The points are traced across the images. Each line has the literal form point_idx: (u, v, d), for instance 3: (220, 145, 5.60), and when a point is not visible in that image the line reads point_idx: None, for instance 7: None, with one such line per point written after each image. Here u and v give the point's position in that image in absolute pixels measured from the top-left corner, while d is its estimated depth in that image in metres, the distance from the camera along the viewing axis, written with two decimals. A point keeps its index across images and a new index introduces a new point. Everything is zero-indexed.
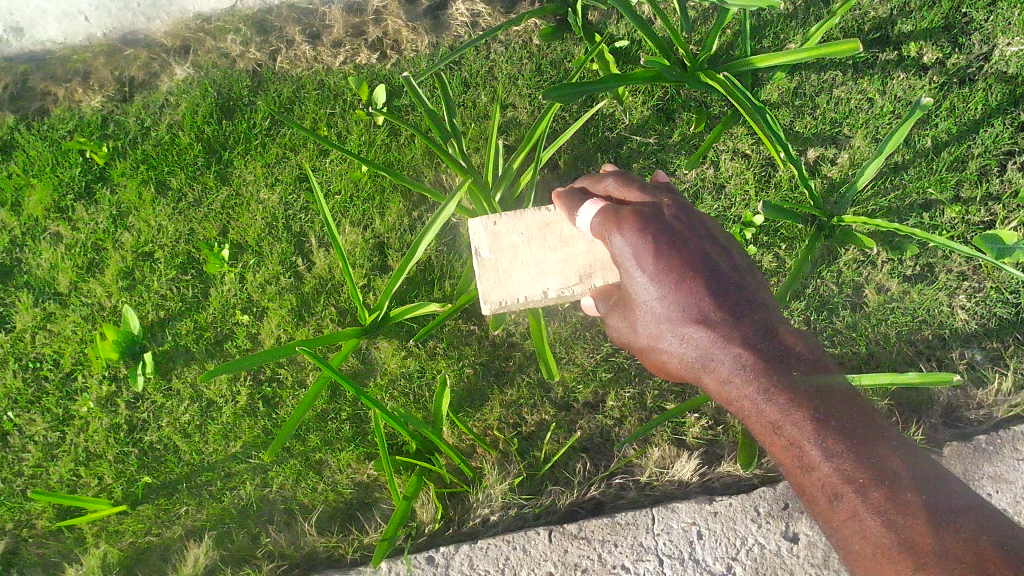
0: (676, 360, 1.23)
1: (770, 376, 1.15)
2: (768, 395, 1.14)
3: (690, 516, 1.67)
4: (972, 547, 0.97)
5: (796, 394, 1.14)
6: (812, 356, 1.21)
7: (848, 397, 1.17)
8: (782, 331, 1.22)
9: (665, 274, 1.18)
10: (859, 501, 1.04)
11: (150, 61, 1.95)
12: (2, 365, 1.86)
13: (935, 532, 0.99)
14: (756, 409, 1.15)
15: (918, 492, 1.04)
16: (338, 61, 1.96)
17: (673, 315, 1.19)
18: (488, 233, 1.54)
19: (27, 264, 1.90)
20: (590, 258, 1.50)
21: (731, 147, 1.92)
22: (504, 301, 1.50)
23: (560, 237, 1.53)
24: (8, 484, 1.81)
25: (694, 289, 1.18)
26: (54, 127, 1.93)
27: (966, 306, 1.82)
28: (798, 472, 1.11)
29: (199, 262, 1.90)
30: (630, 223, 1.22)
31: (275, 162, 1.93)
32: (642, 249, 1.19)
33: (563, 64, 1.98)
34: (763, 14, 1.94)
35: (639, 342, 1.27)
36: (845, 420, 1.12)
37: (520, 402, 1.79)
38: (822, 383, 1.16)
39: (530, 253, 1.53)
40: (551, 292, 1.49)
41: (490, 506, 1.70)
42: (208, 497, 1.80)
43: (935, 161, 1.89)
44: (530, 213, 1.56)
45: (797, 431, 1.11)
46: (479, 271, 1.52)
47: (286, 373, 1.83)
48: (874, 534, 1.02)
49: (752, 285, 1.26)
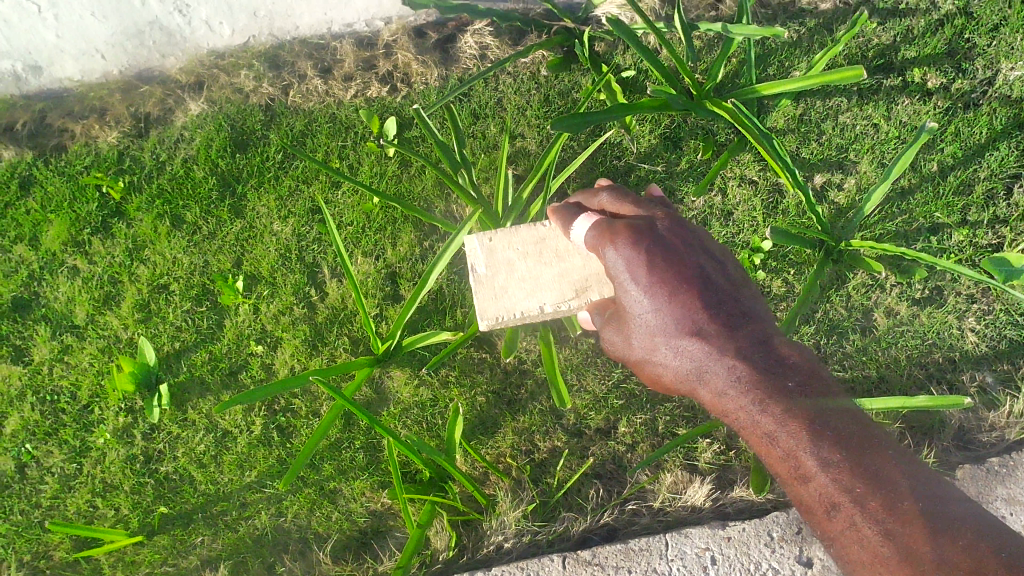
0: (672, 373, 1.23)
1: (765, 387, 1.17)
2: (764, 406, 1.15)
3: (703, 541, 1.67)
4: (971, 553, 0.97)
5: (792, 405, 1.14)
6: (810, 367, 1.22)
7: (845, 407, 1.18)
8: (779, 342, 1.22)
9: (658, 286, 1.19)
10: (856, 511, 1.04)
11: (165, 97, 1.97)
12: (20, 399, 1.88)
13: (933, 540, 0.99)
14: (753, 420, 1.16)
15: (915, 500, 1.04)
16: (349, 94, 1.99)
17: (667, 328, 1.19)
18: (485, 250, 1.61)
19: (44, 298, 1.92)
20: (584, 273, 1.58)
21: (738, 174, 1.93)
22: (501, 317, 1.58)
23: (554, 252, 1.60)
24: (26, 515, 1.83)
25: (688, 302, 1.19)
26: (71, 163, 1.96)
27: (975, 328, 1.82)
28: (796, 482, 1.11)
29: (214, 294, 1.93)
30: (623, 236, 1.23)
31: (288, 195, 1.95)
32: (635, 262, 1.20)
33: (571, 95, 2.01)
34: (768, 43, 1.96)
35: (635, 355, 1.27)
36: (841, 430, 1.13)
37: (532, 429, 1.80)
38: (817, 393, 1.17)
39: (526, 268, 1.60)
40: (546, 307, 1.58)
41: (504, 533, 1.71)
42: (224, 527, 1.82)
43: (942, 185, 1.90)
44: (524, 229, 1.62)
45: (793, 442, 1.12)
46: (476, 288, 1.59)
47: (301, 403, 1.85)
48: (873, 543, 1.02)
49: (746, 297, 1.27)
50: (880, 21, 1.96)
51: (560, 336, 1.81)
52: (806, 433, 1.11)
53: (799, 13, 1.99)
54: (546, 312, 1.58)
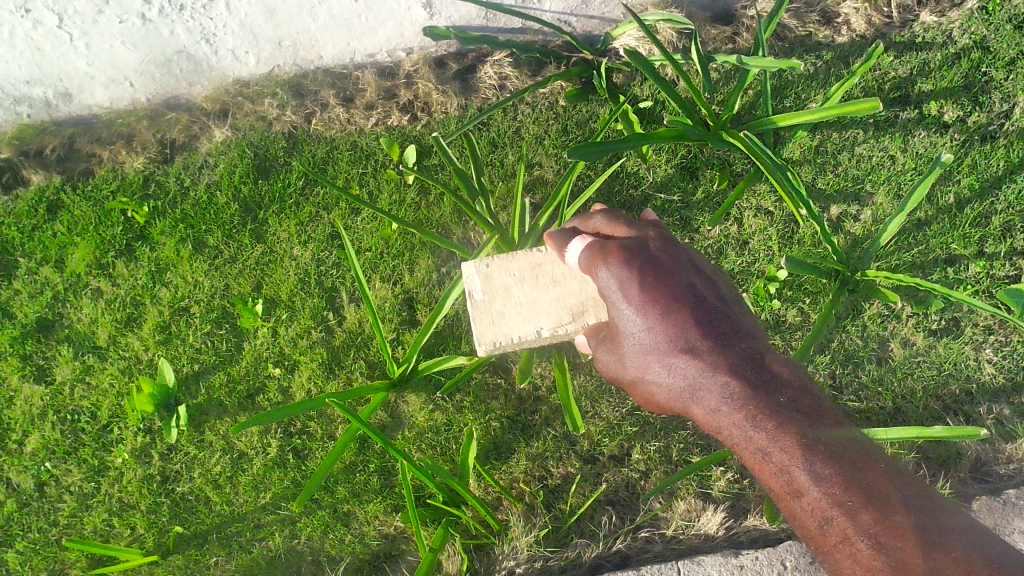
0: (664, 392, 1.25)
1: (757, 403, 1.18)
2: (756, 422, 1.16)
3: (716, 569, 1.66)
4: (961, 564, 0.99)
5: (783, 420, 1.16)
6: (801, 381, 1.23)
7: (834, 421, 1.20)
8: (770, 359, 1.24)
9: (649, 304, 1.22)
10: (849, 524, 1.07)
11: (191, 124, 2.01)
12: (41, 417, 1.91)
13: (924, 551, 1.02)
14: (745, 436, 1.17)
15: (907, 512, 1.07)
16: (371, 123, 2.03)
17: (660, 346, 1.22)
18: (482, 276, 1.64)
19: (68, 319, 1.96)
20: (582, 297, 1.58)
21: (754, 205, 1.94)
22: (497, 341, 1.59)
23: (551, 277, 1.61)
24: (44, 533, 1.86)
25: (679, 319, 1.22)
26: (97, 188, 2.00)
27: (992, 360, 1.81)
28: (788, 498, 1.13)
29: (233, 317, 1.95)
30: (615, 257, 1.27)
31: (308, 221, 1.98)
32: (627, 281, 1.23)
33: (588, 124, 2.03)
34: (785, 75, 1.98)
35: (628, 375, 1.29)
36: (832, 445, 1.14)
37: (546, 455, 1.80)
38: (808, 408, 1.19)
39: (523, 293, 1.62)
40: (543, 330, 1.58)
41: (516, 558, 1.71)
42: (237, 548, 1.83)
43: (958, 217, 1.91)
44: (522, 255, 1.65)
45: (786, 457, 1.13)
46: (474, 313, 1.62)
47: (316, 426, 1.85)
48: (866, 557, 1.04)
49: (737, 314, 1.29)
50: (897, 54, 1.97)
51: (575, 362, 1.81)
52: (798, 447, 1.13)
53: (815, 45, 2.00)
54: (542, 335, 1.58)
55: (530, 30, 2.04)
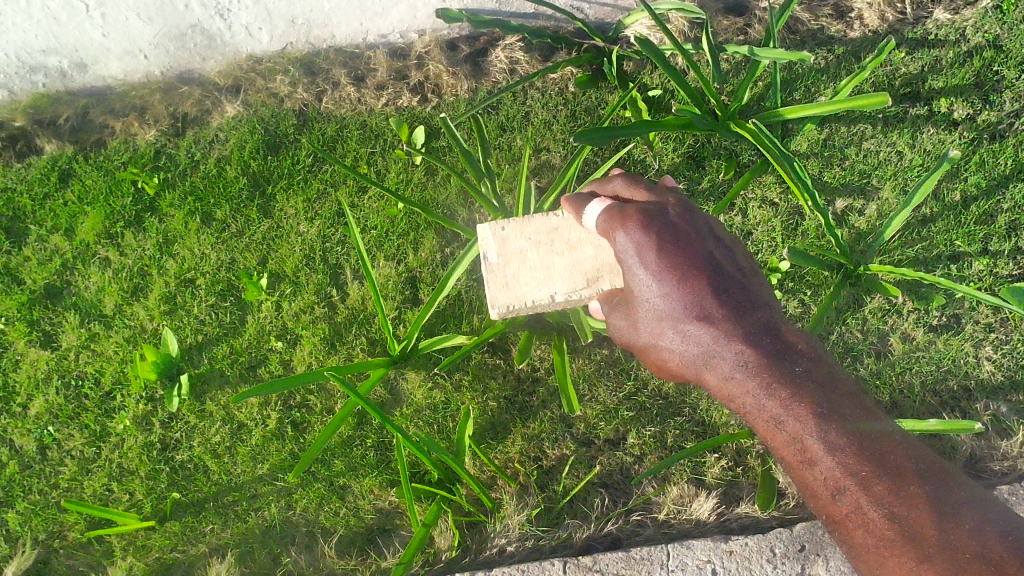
0: (677, 358, 1.27)
1: (769, 372, 1.19)
2: (769, 390, 1.18)
3: (705, 554, 1.67)
4: (977, 538, 1.02)
5: (798, 390, 1.17)
6: (816, 353, 1.24)
7: (850, 392, 1.19)
8: (784, 329, 1.25)
9: (666, 270, 1.24)
10: (862, 494, 1.08)
11: (203, 98, 2.03)
12: (46, 382, 1.93)
13: (939, 524, 1.04)
14: (758, 404, 1.19)
15: (921, 484, 1.09)
16: (382, 103, 2.04)
17: (675, 313, 1.24)
18: (497, 239, 1.64)
19: (75, 286, 1.98)
20: (597, 263, 1.59)
21: (759, 195, 1.94)
22: (511, 305, 1.59)
23: (567, 242, 1.62)
24: (44, 496, 1.88)
25: (696, 286, 1.23)
26: (110, 158, 2.02)
27: (992, 357, 1.82)
28: (801, 466, 1.15)
29: (239, 290, 1.97)
30: (634, 221, 1.27)
31: (315, 198, 2.00)
32: (644, 246, 1.24)
33: (597, 111, 2.04)
34: (795, 68, 1.98)
35: (641, 340, 1.32)
36: (846, 415, 1.15)
37: (542, 436, 1.81)
38: (823, 377, 1.20)
39: (538, 258, 1.62)
40: (557, 295, 1.58)
41: (507, 536, 1.73)
42: (233, 517, 1.85)
43: (964, 215, 1.90)
44: (538, 219, 1.65)
45: (800, 425, 1.15)
46: (488, 277, 1.62)
47: (316, 400, 1.88)
48: (879, 527, 1.06)
49: (754, 283, 1.29)
50: (909, 51, 1.96)
51: (574, 345, 1.82)
52: (811, 417, 1.15)
53: (827, 39, 2.00)
54: (557, 298, 1.58)
55: (543, 16, 2.06)
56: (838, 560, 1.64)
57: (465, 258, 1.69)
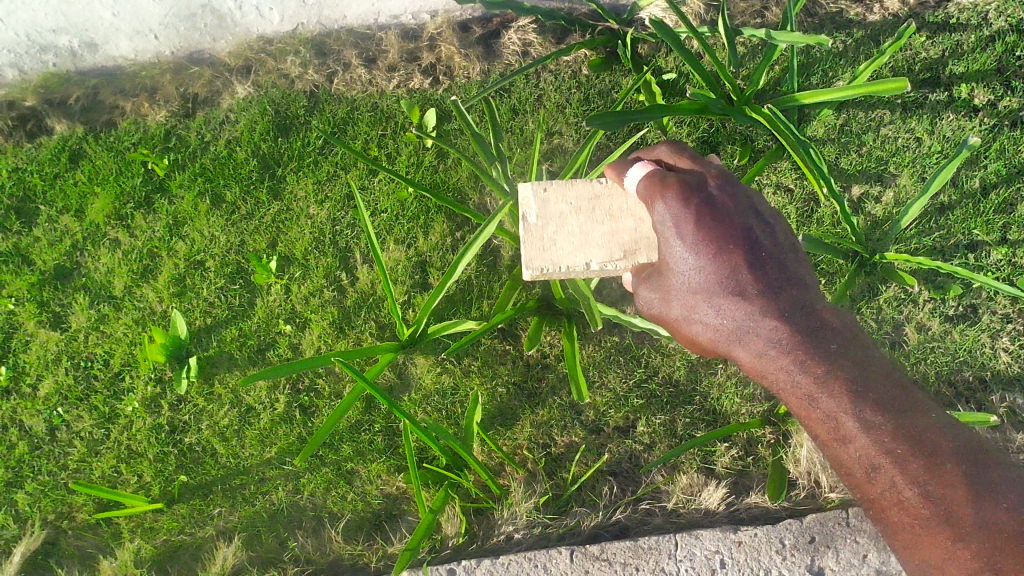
0: (710, 333, 1.23)
1: (807, 347, 1.17)
2: (805, 367, 1.17)
3: (714, 544, 1.67)
4: (1009, 519, 1.06)
5: (834, 367, 1.16)
6: (851, 329, 1.22)
7: (882, 368, 1.19)
8: (821, 307, 1.22)
9: (703, 244, 1.20)
10: (896, 472, 1.10)
11: (213, 79, 2.02)
12: (55, 363, 1.93)
13: (975, 502, 1.07)
14: (793, 381, 1.17)
15: (956, 463, 1.10)
16: (393, 84, 2.02)
17: (711, 287, 1.20)
18: (537, 200, 1.53)
19: (86, 267, 1.97)
20: (638, 236, 1.48)
21: (774, 181, 1.91)
22: (544, 269, 1.49)
23: (608, 211, 1.51)
24: (53, 477, 1.88)
25: (733, 260, 1.20)
26: (120, 139, 2.02)
27: (1009, 348, 1.78)
28: (834, 442, 1.15)
29: (248, 273, 1.96)
30: (673, 191, 1.24)
31: (326, 179, 1.99)
32: (682, 220, 1.22)
33: (611, 95, 2.01)
34: (813, 52, 1.95)
35: (671, 314, 1.27)
36: (880, 392, 1.15)
37: (551, 423, 1.80)
38: (857, 353, 1.20)
39: (577, 224, 1.51)
40: (592, 265, 1.48)
41: (515, 523, 1.73)
42: (241, 500, 1.85)
43: (983, 203, 1.87)
44: (581, 183, 1.54)
45: (834, 403, 1.15)
46: (524, 237, 1.51)
47: (324, 383, 1.87)
48: (913, 505, 1.09)
49: (792, 260, 1.25)
50: (930, 35, 1.92)
51: (584, 332, 1.81)
52: (847, 395, 1.15)
53: (846, 23, 1.96)
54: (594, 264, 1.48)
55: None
56: (848, 551, 1.64)
57: (477, 245, 1.60)
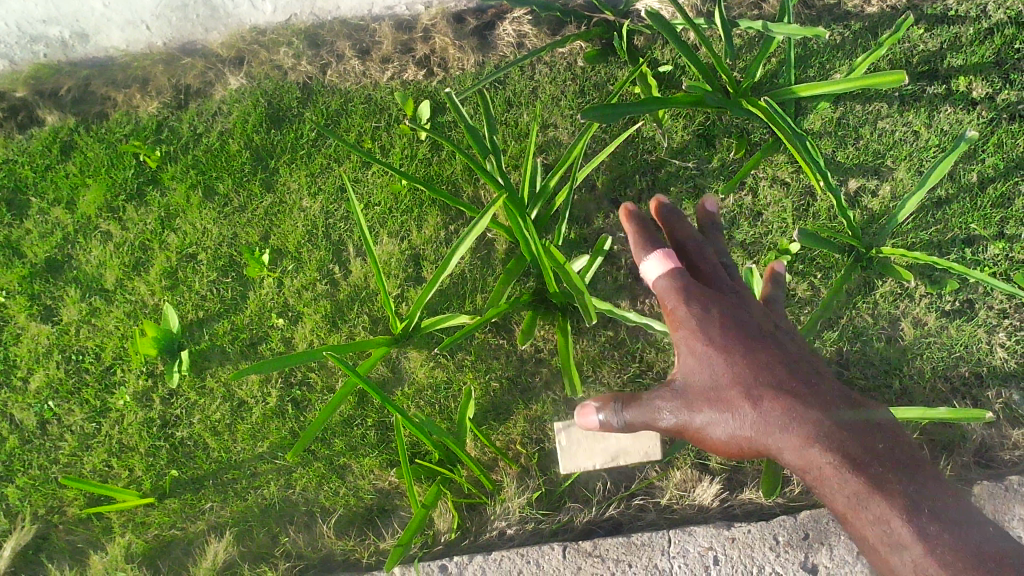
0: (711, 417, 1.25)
1: (786, 396, 1.21)
2: (781, 411, 1.19)
3: (707, 540, 1.66)
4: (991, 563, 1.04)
5: (811, 412, 1.19)
6: (842, 392, 1.26)
7: (868, 423, 1.21)
8: (809, 372, 1.28)
9: (685, 311, 1.33)
10: (878, 514, 1.09)
11: (206, 70, 2.01)
12: (46, 356, 1.92)
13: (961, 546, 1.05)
14: (774, 430, 1.19)
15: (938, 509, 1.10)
16: (386, 76, 2.00)
17: (699, 341, 1.29)
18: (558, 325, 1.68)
19: (77, 260, 1.96)
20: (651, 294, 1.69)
21: (770, 174, 1.87)
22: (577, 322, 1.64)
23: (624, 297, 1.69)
24: (43, 471, 1.87)
25: (710, 319, 1.31)
26: (111, 131, 2.00)
27: (1005, 344, 1.77)
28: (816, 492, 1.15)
29: (241, 265, 1.94)
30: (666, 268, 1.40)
31: (319, 172, 1.97)
32: (670, 291, 1.36)
33: (606, 87, 2.00)
34: (810, 45, 1.93)
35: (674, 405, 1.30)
36: (857, 437, 1.17)
37: (545, 418, 1.79)
38: (843, 411, 1.22)
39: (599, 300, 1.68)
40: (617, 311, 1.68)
41: (507, 519, 1.73)
42: (233, 495, 1.84)
43: (980, 197, 1.85)
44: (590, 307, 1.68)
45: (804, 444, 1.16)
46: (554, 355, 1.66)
47: (317, 377, 1.85)
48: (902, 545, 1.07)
49: (779, 339, 1.34)
50: (928, 27, 1.90)
51: (578, 327, 1.80)
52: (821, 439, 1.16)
53: (844, 15, 1.95)
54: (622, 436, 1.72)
55: None
56: (842, 548, 1.63)
57: (470, 240, 1.59)
